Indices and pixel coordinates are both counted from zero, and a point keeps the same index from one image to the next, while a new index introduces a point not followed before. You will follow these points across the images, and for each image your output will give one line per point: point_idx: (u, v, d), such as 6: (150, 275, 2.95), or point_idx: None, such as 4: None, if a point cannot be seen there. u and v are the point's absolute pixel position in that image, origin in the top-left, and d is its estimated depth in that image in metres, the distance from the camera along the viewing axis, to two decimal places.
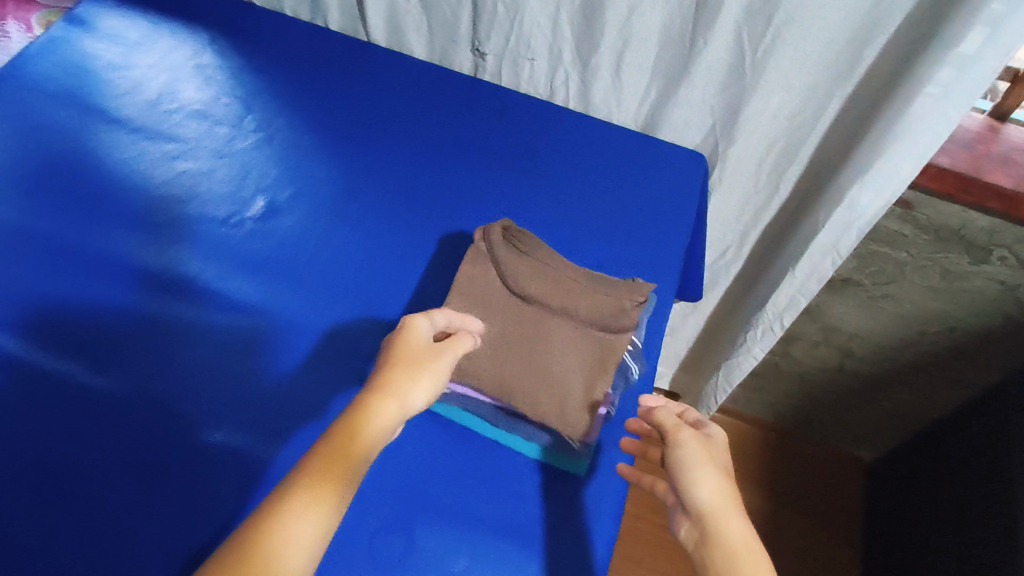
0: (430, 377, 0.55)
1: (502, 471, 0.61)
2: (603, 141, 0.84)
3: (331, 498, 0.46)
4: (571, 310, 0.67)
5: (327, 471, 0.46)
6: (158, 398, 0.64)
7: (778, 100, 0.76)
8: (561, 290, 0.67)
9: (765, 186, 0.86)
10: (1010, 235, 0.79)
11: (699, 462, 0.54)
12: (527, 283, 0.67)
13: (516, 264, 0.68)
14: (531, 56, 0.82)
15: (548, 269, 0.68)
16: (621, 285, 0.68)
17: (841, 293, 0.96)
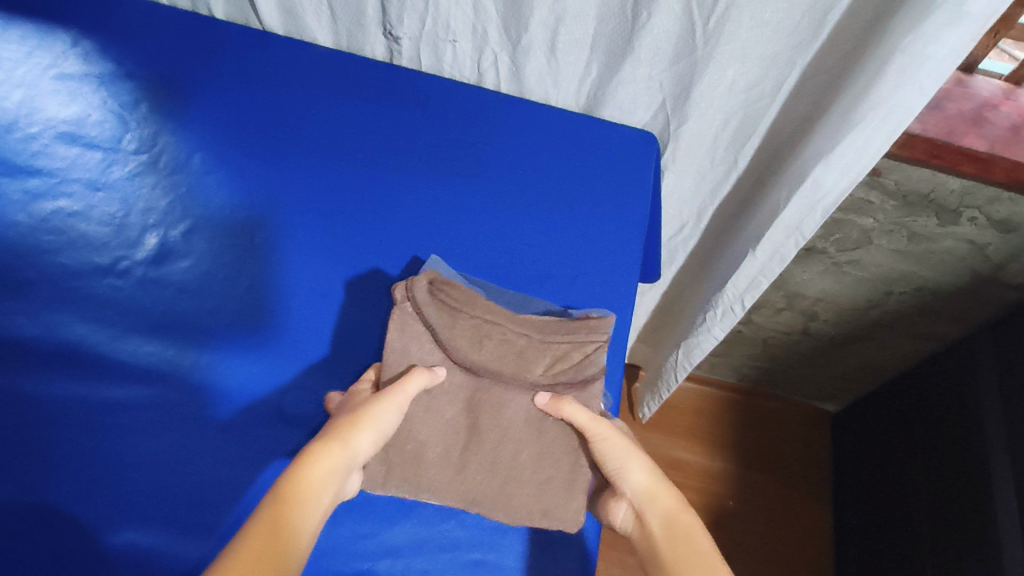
0: (377, 415, 0.51)
1: (465, 535, 0.54)
2: (543, 126, 0.74)
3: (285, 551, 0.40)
4: (527, 375, 0.57)
5: (278, 524, 0.41)
6: (17, 497, 0.49)
7: (733, 73, 0.66)
8: (513, 354, 0.58)
9: (722, 163, 0.77)
10: (981, 197, 0.74)
11: (617, 446, 0.54)
12: (472, 353, 0.57)
13: (452, 330, 0.58)
14: (452, 38, 0.71)
15: (489, 328, 0.58)
16: (581, 325, 0.59)
17: (806, 262, 0.92)
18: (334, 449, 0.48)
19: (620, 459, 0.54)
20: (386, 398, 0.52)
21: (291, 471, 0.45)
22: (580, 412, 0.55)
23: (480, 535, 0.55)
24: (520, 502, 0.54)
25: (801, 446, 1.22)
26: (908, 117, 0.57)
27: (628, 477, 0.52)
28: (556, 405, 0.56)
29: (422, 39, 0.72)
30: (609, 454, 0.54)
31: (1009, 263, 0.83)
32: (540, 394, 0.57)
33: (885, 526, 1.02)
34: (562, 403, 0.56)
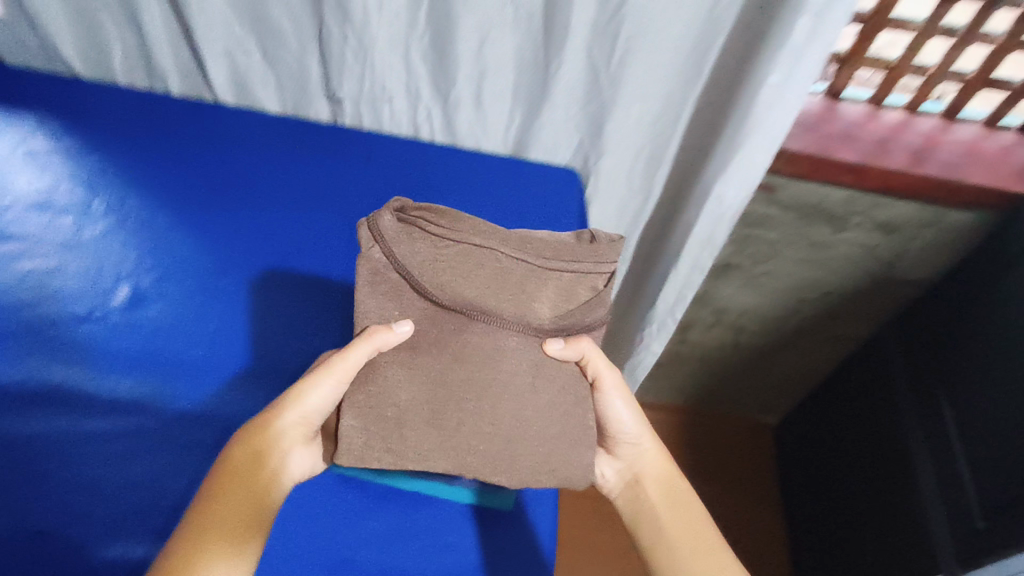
0: (297, 395, 0.54)
1: (435, 525, 0.59)
2: (477, 169, 0.82)
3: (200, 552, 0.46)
4: (530, 317, 0.58)
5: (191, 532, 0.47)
6: (10, 528, 0.52)
7: (637, 110, 0.76)
8: (511, 287, 0.59)
9: (638, 191, 0.87)
10: (863, 203, 0.86)
11: (628, 408, 0.63)
12: (468, 287, 0.58)
13: (438, 263, 0.59)
14: (389, 97, 0.80)
15: (478, 258, 0.59)
16: (580, 254, 0.62)
17: (726, 277, 1.02)
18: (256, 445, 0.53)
19: (627, 422, 0.64)
20: (312, 375, 0.54)
21: (210, 477, 0.51)
22: (597, 352, 0.59)
23: (446, 523, 0.60)
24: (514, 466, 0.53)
25: (749, 459, 1.29)
26: (780, 133, 0.67)
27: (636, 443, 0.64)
28: (578, 345, 0.58)
29: (362, 100, 0.81)
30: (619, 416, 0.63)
31: (897, 261, 0.94)
32: (552, 341, 0.58)
33: (833, 523, 1.10)
34: (585, 343, 0.59)
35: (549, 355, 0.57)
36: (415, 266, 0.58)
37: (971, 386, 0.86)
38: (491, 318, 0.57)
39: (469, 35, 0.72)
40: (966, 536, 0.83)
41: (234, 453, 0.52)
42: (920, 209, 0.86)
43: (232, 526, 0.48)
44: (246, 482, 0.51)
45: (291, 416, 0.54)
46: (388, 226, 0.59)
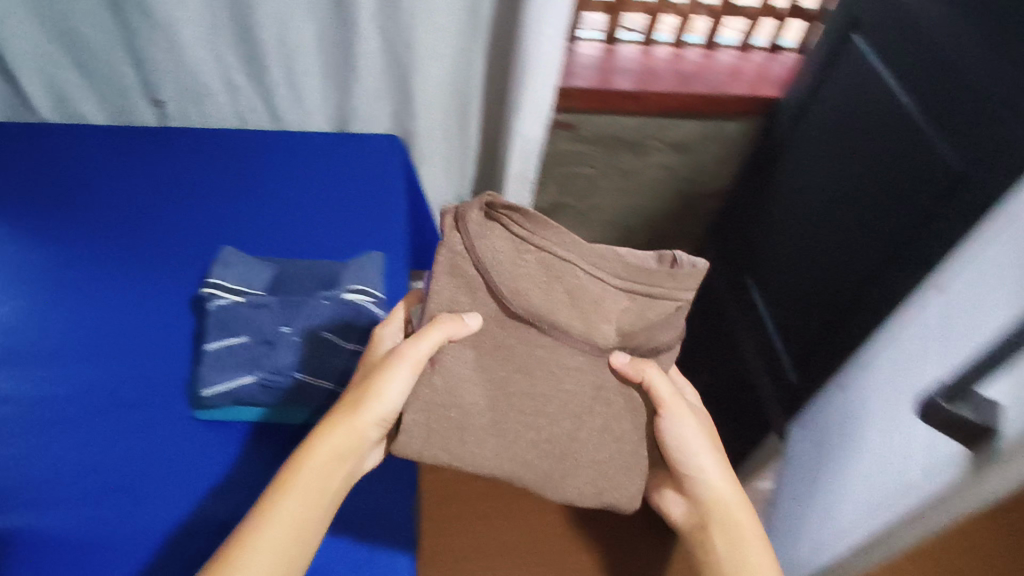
0: (381, 386, 0.59)
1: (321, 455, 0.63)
2: (303, 145, 0.89)
3: (282, 531, 0.53)
4: (597, 337, 0.61)
5: (269, 511, 0.54)
6: None
7: (436, 69, 0.86)
8: (585, 305, 0.60)
9: (458, 147, 0.96)
10: (653, 126, 0.99)
11: (688, 435, 0.70)
12: (540, 304, 0.60)
13: (517, 270, 0.60)
14: (208, 91, 0.87)
15: (557, 268, 0.60)
16: (663, 280, 0.62)
17: (559, 217, 1.13)
18: (337, 431, 0.59)
19: (694, 451, 0.71)
20: (392, 364, 0.59)
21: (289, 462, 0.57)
22: (659, 378, 0.63)
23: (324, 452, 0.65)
24: (567, 484, 0.61)
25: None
26: (553, 65, 0.79)
27: (703, 478, 0.72)
28: (641, 369, 0.62)
29: (183, 98, 0.87)
30: (683, 440, 0.70)
31: (697, 176, 1.08)
32: (620, 355, 0.62)
33: None
34: (648, 368, 0.63)
35: (614, 366, 0.62)
36: (493, 271, 0.60)
37: (774, 268, 1.00)
38: (558, 334, 0.60)
39: (268, 21, 0.79)
40: (785, 388, 0.96)
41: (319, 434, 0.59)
42: (702, 124, 1.00)
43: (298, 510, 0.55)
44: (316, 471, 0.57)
45: (373, 405, 0.59)
46: (473, 226, 0.60)
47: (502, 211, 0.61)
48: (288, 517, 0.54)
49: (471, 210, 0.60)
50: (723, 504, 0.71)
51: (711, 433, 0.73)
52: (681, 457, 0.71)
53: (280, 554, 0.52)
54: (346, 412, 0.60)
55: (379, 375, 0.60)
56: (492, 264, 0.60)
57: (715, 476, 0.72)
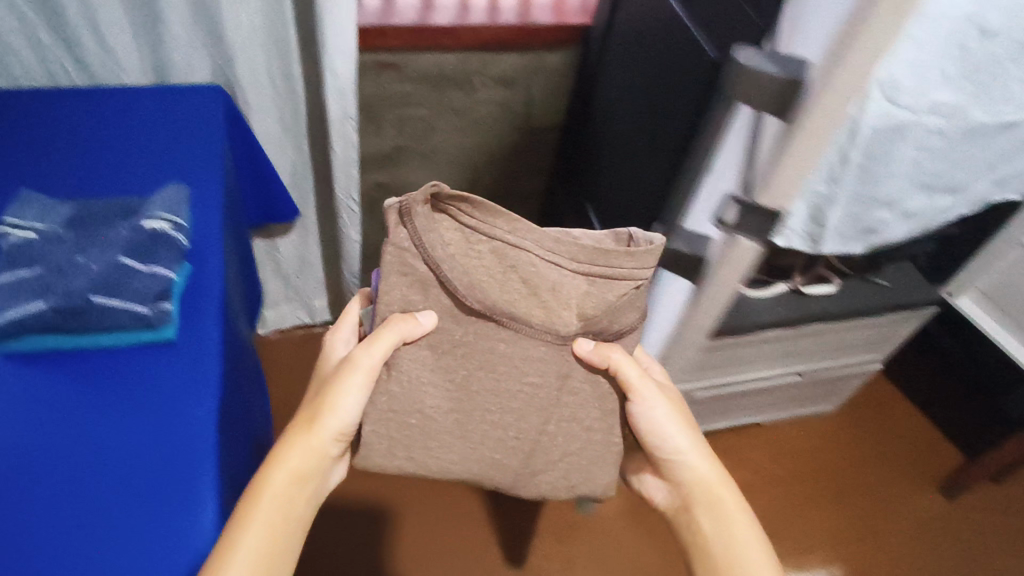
0: (334, 399, 0.69)
1: (155, 380, 0.64)
2: (120, 99, 0.88)
3: (263, 534, 0.59)
4: (556, 325, 0.70)
5: (248, 517, 0.59)
6: None
7: (245, 13, 0.88)
8: (541, 291, 0.70)
9: (286, 92, 0.99)
10: (474, 62, 1.04)
11: (662, 417, 0.78)
12: (499, 295, 0.69)
13: (471, 261, 0.69)
14: (12, 49, 0.86)
15: (508, 254, 0.69)
16: (621, 260, 0.70)
17: (404, 163, 1.16)
18: (296, 449, 0.67)
19: (670, 433, 0.79)
20: (346, 374, 0.69)
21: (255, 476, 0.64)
22: (625, 362, 0.73)
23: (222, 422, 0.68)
24: (541, 478, 0.75)
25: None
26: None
27: (681, 457, 0.79)
28: (608, 357, 0.73)
29: None
30: (657, 421, 0.78)
31: (530, 110, 1.14)
32: (583, 341, 0.72)
33: None
34: (612, 353, 0.73)
35: (580, 353, 0.72)
36: (444, 264, 0.69)
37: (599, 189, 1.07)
38: (517, 325, 0.70)
39: None
40: None
41: (282, 449, 0.67)
42: (521, 56, 1.05)
43: (279, 509, 0.62)
44: (287, 480, 0.65)
45: (329, 417, 0.69)
46: (422, 216, 0.68)
47: (451, 204, 0.69)
48: (266, 524, 0.59)
49: (422, 203, 0.67)
50: (702, 482, 0.77)
51: (688, 420, 0.81)
52: (657, 438, 0.79)
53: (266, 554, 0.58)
54: (304, 431, 0.69)
55: (332, 389, 0.70)
56: (449, 256, 0.68)
57: (694, 459, 0.79)
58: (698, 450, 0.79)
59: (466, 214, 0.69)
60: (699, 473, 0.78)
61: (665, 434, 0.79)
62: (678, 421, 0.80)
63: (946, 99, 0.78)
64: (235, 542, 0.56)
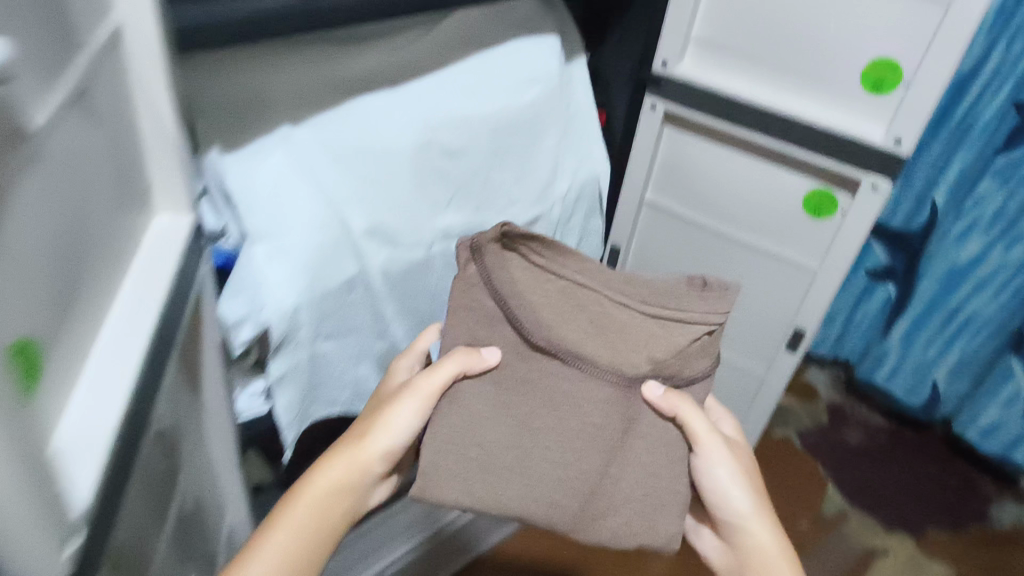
0: (384, 425, 0.65)
1: None
2: None
3: (286, 540, 0.60)
4: (623, 367, 0.64)
5: (276, 521, 0.61)
6: None
7: None
8: (610, 333, 0.65)
9: None
10: None
11: (728, 481, 0.67)
12: (571, 336, 0.65)
13: (540, 289, 0.66)
14: None
15: (580, 291, 0.66)
16: (692, 304, 0.66)
17: None
18: (341, 464, 0.64)
19: (730, 497, 0.68)
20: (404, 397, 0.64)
21: (291, 490, 0.63)
22: (700, 425, 0.64)
23: None
24: (603, 523, 0.65)
25: None
26: None
27: (744, 524, 0.68)
28: (672, 406, 0.64)
29: None
30: (720, 484, 0.67)
31: None
32: (653, 385, 0.65)
33: None
34: (681, 402, 0.64)
35: (649, 398, 0.64)
36: (511, 299, 0.66)
37: None
38: (586, 365, 0.64)
39: None
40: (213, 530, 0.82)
41: (329, 459, 0.65)
42: None
43: (300, 549, 0.60)
44: (322, 506, 0.62)
45: (382, 435, 0.65)
46: (491, 254, 0.66)
47: (520, 244, 0.66)
48: (288, 537, 0.60)
49: (489, 242, 0.66)
50: (763, 559, 0.66)
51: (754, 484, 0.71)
52: (720, 502, 0.68)
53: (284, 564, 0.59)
54: (352, 445, 0.65)
55: (385, 415, 0.65)
56: (523, 303, 0.65)
57: (761, 531, 0.68)
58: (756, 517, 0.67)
59: (535, 252, 0.67)
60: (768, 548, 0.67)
61: (721, 492, 0.68)
62: (741, 489, 0.68)
63: (448, 222, 0.76)
64: (251, 553, 0.58)
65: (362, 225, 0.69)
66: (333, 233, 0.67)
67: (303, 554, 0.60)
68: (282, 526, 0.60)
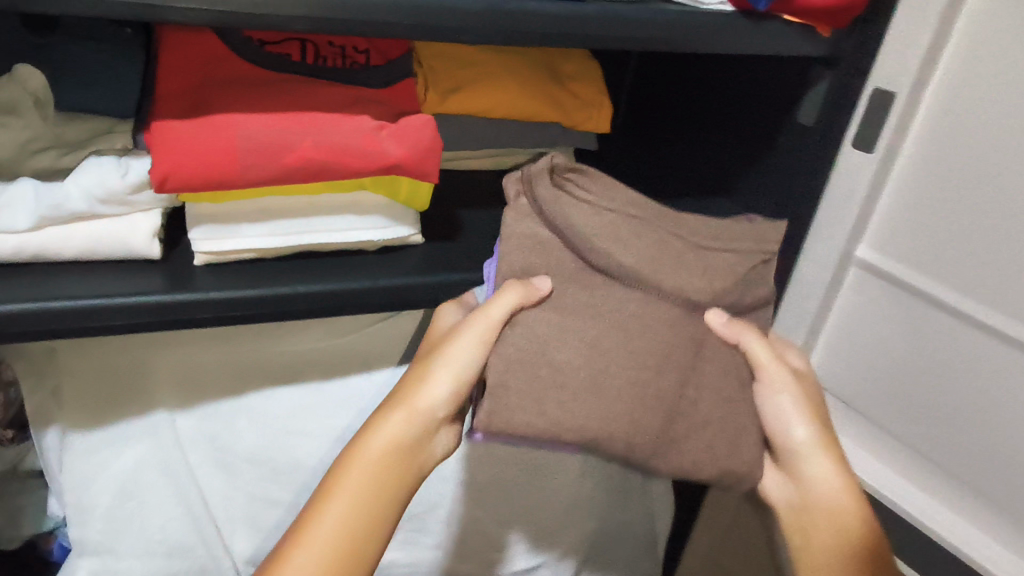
0: (432, 369, 0.40)
1: None
2: None
3: (349, 508, 0.37)
4: (688, 289, 0.41)
5: (316, 505, 0.37)
6: None
7: None
8: (667, 257, 0.41)
9: None
10: None
11: (798, 407, 0.43)
12: (631, 256, 0.41)
13: (593, 226, 0.41)
14: None
15: (631, 222, 0.42)
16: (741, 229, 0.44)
17: None
18: (399, 413, 0.39)
19: (792, 425, 0.43)
20: (465, 331, 0.39)
21: (328, 472, 0.38)
22: (764, 349, 0.42)
23: None
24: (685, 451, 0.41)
25: None
26: None
27: (809, 466, 0.42)
28: (739, 338, 0.42)
29: None
30: (788, 417, 0.43)
31: None
32: (714, 313, 0.42)
33: None
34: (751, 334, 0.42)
35: (712, 331, 0.42)
36: (575, 239, 0.41)
37: None
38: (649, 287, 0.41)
39: None
40: None
41: (379, 413, 0.39)
42: None
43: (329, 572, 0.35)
44: (373, 486, 0.37)
45: (439, 377, 0.39)
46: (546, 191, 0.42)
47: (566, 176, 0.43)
48: (337, 523, 0.36)
49: (540, 172, 0.42)
50: (838, 507, 0.42)
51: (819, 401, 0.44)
52: (771, 429, 0.43)
53: (355, 533, 0.36)
54: (404, 391, 0.40)
55: (436, 356, 0.40)
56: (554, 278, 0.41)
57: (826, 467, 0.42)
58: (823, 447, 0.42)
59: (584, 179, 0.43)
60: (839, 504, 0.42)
61: (783, 421, 0.43)
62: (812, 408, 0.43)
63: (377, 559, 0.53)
64: (300, 534, 0.36)
65: (243, 556, 0.50)
66: (195, 562, 0.49)
67: (376, 525, 0.37)
68: (331, 512, 0.36)
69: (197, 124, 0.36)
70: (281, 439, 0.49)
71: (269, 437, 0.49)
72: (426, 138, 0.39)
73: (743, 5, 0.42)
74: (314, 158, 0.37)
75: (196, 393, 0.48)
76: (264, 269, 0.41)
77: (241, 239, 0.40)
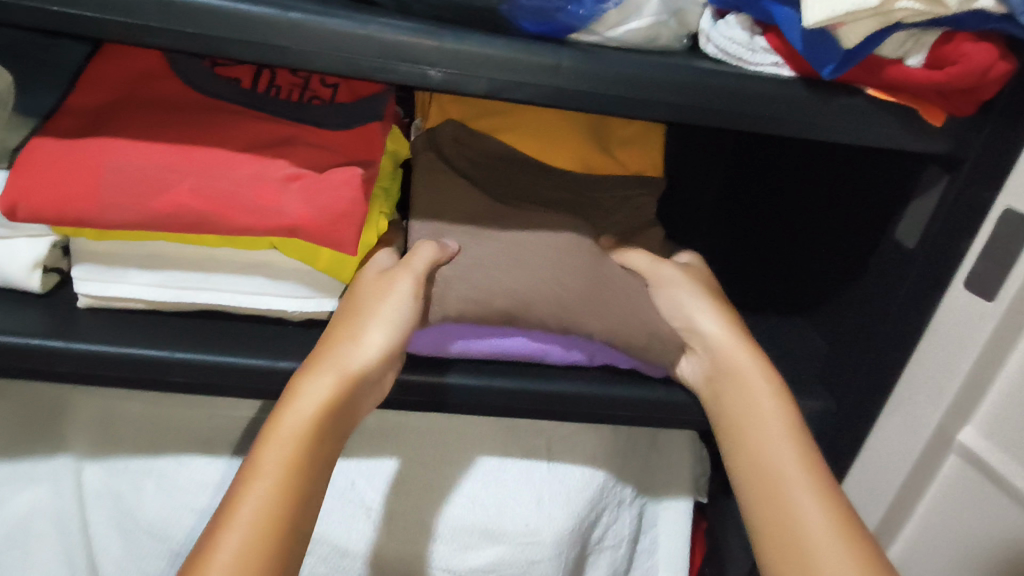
0: (363, 324, 0.32)
1: None
2: None
3: (277, 490, 0.27)
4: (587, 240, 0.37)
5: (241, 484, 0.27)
6: None
7: None
8: (560, 209, 0.39)
9: None
10: None
11: (699, 301, 0.35)
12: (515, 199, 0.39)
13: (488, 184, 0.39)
14: None
15: (528, 176, 0.40)
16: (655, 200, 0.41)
17: None
18: (332, 365, 0.31)
19: (685, 308, 0.35)
20: (397, 283, 0.33)
21: (255, 446, 0.28)
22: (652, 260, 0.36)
23: None
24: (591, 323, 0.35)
25: None
26: None
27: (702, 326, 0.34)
28: (625, 257, 0.37)
29: None
30: (687, 310, 0.35)
31: None
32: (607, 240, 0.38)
33: None
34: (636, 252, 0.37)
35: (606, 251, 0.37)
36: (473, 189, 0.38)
37: None
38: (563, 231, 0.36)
39: None
40: None
41: (305, 372, 0.31)
42: None
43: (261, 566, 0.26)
44: (309, 456, 0.29)
45: (376, 329, 0.32)
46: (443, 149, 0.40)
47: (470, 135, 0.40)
48: (270, 502, 0.27)
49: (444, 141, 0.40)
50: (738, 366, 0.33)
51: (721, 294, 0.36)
52: (668, 315, 0.35)
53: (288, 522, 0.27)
54: (330, 341, 0.32)
55: (369, 306, 0.33)
56: (471, 261, 0.35)
57: (717, 326, 0.34)
58: (716, 311, 0.34)
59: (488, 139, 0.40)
60: (729, 347, 0.33)
61: (676, 306, 0.35)
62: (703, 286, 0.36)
63: None
64: (217, 531, 0.26)
65: None
66: None
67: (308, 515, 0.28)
68: (257, 495, 0.27)
69: (70, 148, 0.30)
70: (179, 515, 0.42)
71: (170, 509, 0.42)
72: (344, 200, 0.31)
73: (809, 71, 0.30)
74: (192, 206, 0.30)
75: (114, 442, 0.43)
76: (152, 325, 0.35)
77: (127, 287, 0.34)
